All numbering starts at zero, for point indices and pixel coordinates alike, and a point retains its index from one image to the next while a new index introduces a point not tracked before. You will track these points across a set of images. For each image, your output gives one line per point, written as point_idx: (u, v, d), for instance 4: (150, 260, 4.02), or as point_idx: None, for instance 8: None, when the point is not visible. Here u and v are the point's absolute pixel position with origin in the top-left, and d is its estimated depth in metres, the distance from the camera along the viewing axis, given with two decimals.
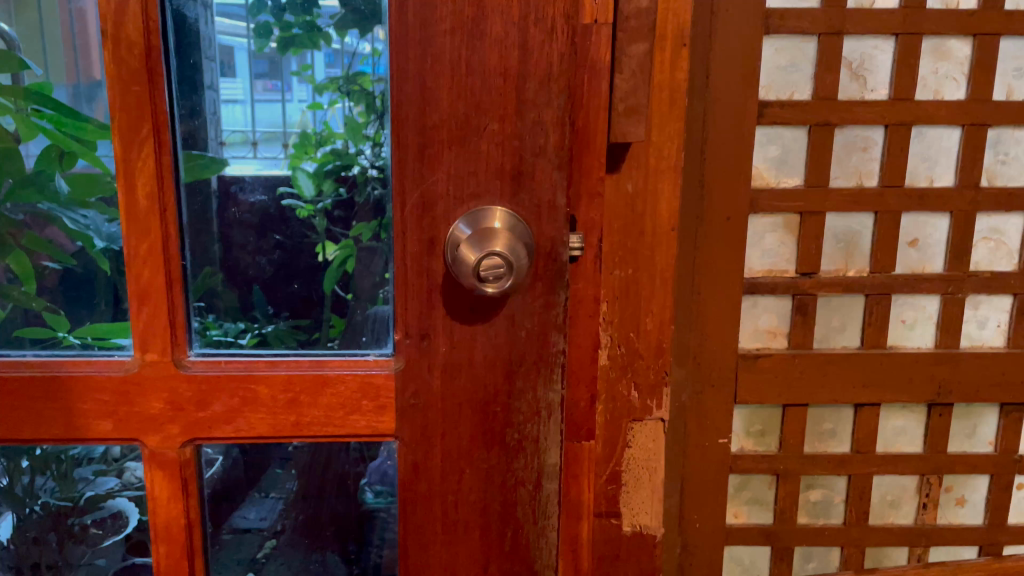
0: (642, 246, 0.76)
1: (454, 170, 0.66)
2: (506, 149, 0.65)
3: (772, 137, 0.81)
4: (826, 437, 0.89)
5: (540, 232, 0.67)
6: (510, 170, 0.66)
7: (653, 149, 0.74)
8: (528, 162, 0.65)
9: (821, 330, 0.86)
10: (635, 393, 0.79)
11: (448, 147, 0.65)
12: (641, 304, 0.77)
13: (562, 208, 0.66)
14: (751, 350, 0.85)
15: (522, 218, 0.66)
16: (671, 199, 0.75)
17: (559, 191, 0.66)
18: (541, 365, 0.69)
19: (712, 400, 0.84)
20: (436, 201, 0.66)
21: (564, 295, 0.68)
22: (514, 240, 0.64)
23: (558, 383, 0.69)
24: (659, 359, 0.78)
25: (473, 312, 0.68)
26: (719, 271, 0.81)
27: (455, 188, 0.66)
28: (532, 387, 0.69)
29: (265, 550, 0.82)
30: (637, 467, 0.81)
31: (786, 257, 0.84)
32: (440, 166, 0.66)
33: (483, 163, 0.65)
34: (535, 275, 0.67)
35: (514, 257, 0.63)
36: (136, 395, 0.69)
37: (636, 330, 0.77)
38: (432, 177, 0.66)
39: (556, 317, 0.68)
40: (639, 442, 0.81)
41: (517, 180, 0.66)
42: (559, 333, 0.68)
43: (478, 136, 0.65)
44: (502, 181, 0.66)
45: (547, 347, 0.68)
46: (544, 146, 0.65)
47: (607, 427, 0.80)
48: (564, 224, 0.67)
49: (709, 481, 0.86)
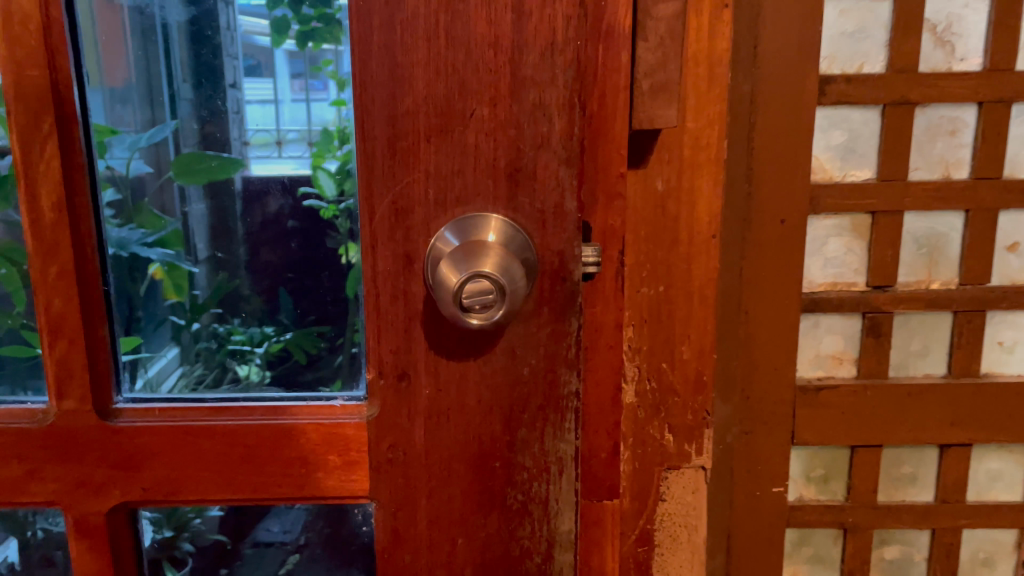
0: (675, 257, 0.62)
1: (435, 168, 0.51)
2: (500, 141, 0.51)
3: (837, 120, 0.66)
4: (904, 483, 0.73)
5: (544, 244, 0.52)
6: (505, 168, 0.51)
7: (689, 137, 0.60)
8: (527, 156, 0.51)
9: (897, 355, 0.70)
10: (670, 437, 0.65)
11: (425, 140, 0.51)
12: (675, 328, 0.63)
13: (573, 214, 0.52)
14: (812, 380, 0.69)
15: (519, 226, 0.52)
16: (712, 198, 0.61)
17: (569, 191, 0.52)
18: (547, 411, 0.55)
19: (764, 442, 0.69)
20: (412, 209, 0.52)
21: (578, 323, 0.54)
22: (509, 258, 0.49)
23: (572, 431, 0.55)
24: (698, 396, 0.64)
25: (463, 343, 0.54)
26: (772, 286, 0.66)
27: (436, 190, 0.52)
28: (538, 438, 0.55)
29: (293, 563, 0.70)
30: (673, 525, 0.67)
31: (853, 267, 0.68)
32: (416, 163, 0.51)
33: (470, 160, 0.51)
34: (540, 299, 0.53)
35: (508, 280, 0.48)
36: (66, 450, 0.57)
37: (669, 359, 0.63)
38: (406, 178, 0.52)
39: (567, 352, 0.54)
40: (674, 494, 0.67)
41: (514, 179, 0.51)
42: (575, 371, 0.55)
43: (463, 124, 0.51)
44: (496, 180, 0.51)
45: (557, 388, 0.54)
46: (548, 134, 0.51)
47: (636, 476, 0.65)
48: (577, 233, 0.53)
49: (761, 537, 0.71)
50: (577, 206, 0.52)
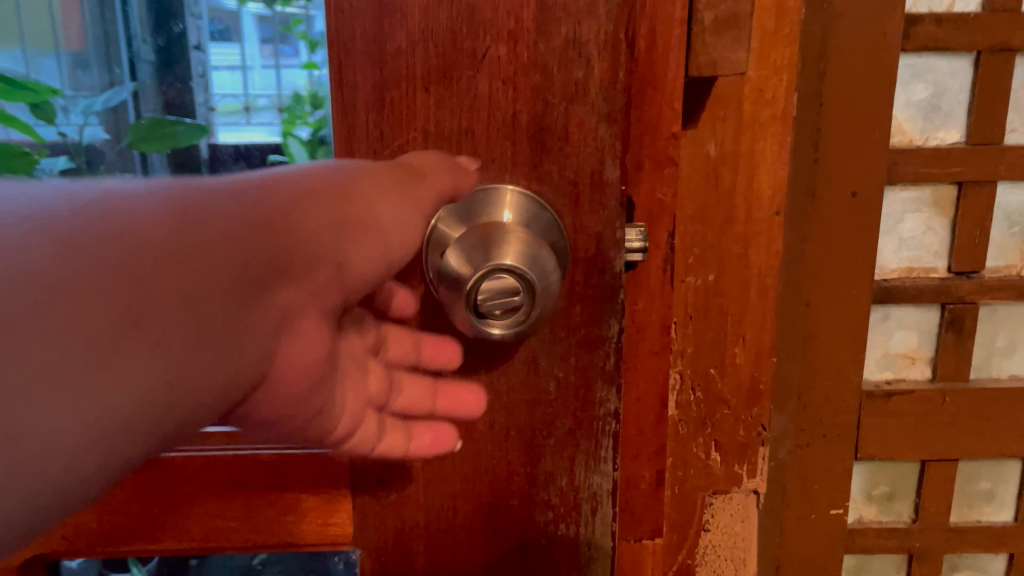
0: (729, 240, 0.50)
1: (438, 125, 0.30)
2: (520, 89, 0.29)
3: (920, 71, 0.54)
4: (979, 501, 0.62)
5: (576, 226, 0.31)
6: (530, 124, 0.30)
7: (750, 88, 0.48)
8: (554, 108, 0.30)
9: (979, 354, 0.60)
10: (717, 457, 0.54)
11: (424, 87, 0.29)
12: (727, 325, 0.51)
13: (616, 187, 0.31)
14: (880, 385, 0.59)
15: (547, 204, 0.30)
16: (776, 166, 0.49)
17: (610, 158, 0.30)
18: (576, 437, 0.33)
19: (822, 458, 0.58)
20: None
21: (620, 326, 0.32)
22: (538, 241, 0.29)
23: (610, 463, 0.34)
24: (753, 408, 0.53)
25: (465, 352, 0.32)
26: (837, 274, 0.54)
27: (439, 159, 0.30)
28: (566, 470, 0.34)
29: None
30: (716, 559, 0.56)
31: (932, 250, 0.57)
32: (410, 116, 0.30)
33: (480, 113, 0.30)
34: (569, 294, 0.32)
35: (543, 275, 0.28)
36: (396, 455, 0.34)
37: (718, 364, 0.52)
38: (397, 142, 0.30)
39: (603, 362, 0.33)
40: (720, 523, 0.56)
41: (539, 143, 0.30)
42: (614, 390, 0.33)
43: (471, 66, 0.29)
44: (515, 144, 0.30)
45: (591, 405, 0.33)
46: (586, 79, 0.29)
47: (676, 502, 0.54)
48: (623, 211, 0.31)
49: (814, 566, 0.61)
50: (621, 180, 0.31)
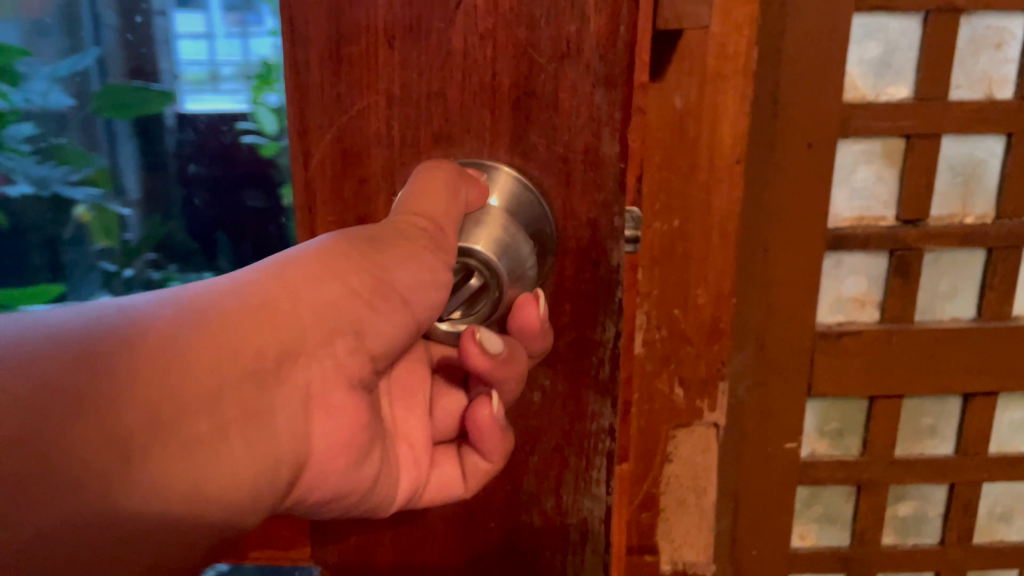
0: (693, 187, 0.53)
1: (405, 87, 0.26)
2: (500, 44, 0.25)
3: (872, 30, 0.58)
4: (922, 436, 0.67)
5: (563, 211, 0.27)
6: (511, 91, 0.26)
7: (714, 44, 0.51)
8: (539, 70, 0.26)
9: (924, 298, 0.64)
10: (680, 392, 0.58)
11: (385, 39, 0.25)
12: (691, 268, 0.55)
13: (613, 164, 0.27)
14: (831, 325, 0.63)
15: (538, 194, 0.27)
16: (738, 118, 0.52)
17: (608, 130, 0.26)
18: (562, 455, 0.30)
19: (779, 395, 0.62)
20: (367, 155, 0.27)
21: (617, 328, 0.29)
22: (508, 229, 0.27)
23: (603, 485, 0.30)
24: (714, 345, 0.57)
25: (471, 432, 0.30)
26: (796, 221, 0.58)
27: (404, 129, 0.27)
28: (552, 494, 0.31)
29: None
30: (680, 488, 0.60)
31: (882, 200, 0.61)
32: (372, 81, 0.26)
33: (451, 75, 0.26)
34: (557, 290, 0.28)
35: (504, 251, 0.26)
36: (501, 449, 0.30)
37: (683, 305, 0.56)
38: (356, 106, 0.26)
39: (597, 369, 0.29)
40: (683, 456, 0.60)
41: (522, 112, 0.26)
42: (608, 401, 0.30)
43: (442, 17, 0.25)
44: (494, 112, 0.26)
45: (580, 421, 0.30)
46: (581, 33, 0.25)
47: (640, 435, 0.58)
48: (621, 195, 0.27)
49: (771, 496, 0.65)
50: (622, 155, 0.27)
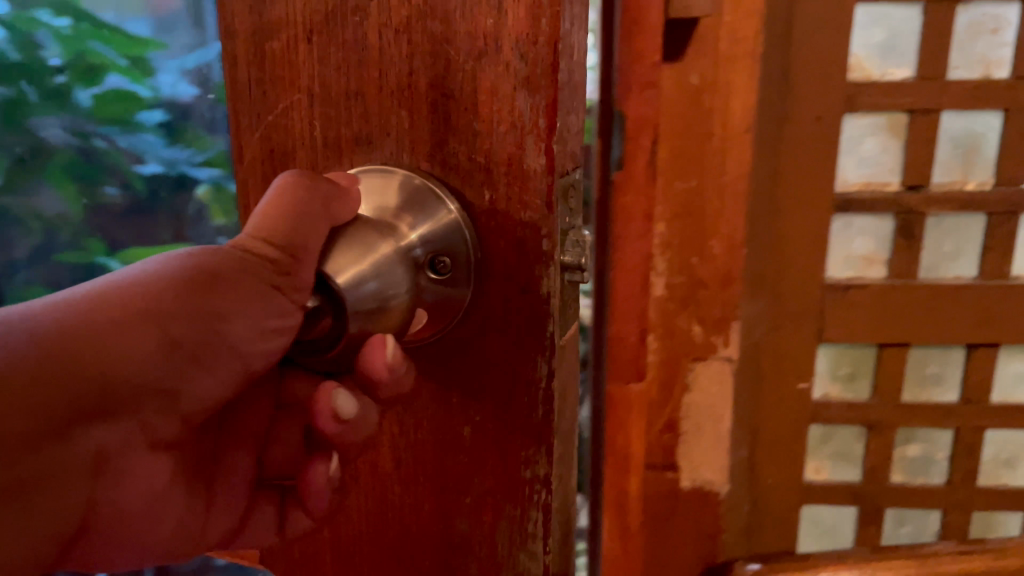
0: (707, 153, 0.62)
1: (323, 84, 0.25)
2: (414, 40, 0.23)
3: (878, 18, 0.64)
4: (929, 383, 0.74)
5: (487, 232, 0.24)
6: (427, 90, 0.24)
7: (726, 31, 0.60)
8: (457, 69, 0.23)
9: (929, 258, 0.71)
10: (698, 328, 0.67)
11: (304, 37, 0.25)
12: (707, 223, 0.64)
13: (541, 181, 0.23)
14: (841, 280, 0.70)
15: (465, 220, 0.24)
16: (747, 95, 0.61)
17: (533, 140, 0.23)
18: (496, 499, 0.26)
19: (793, 338, 0.71)
20: (294, 157, 0.26)
21: (550, 367, 0.24)
22: (368, 255, 0.23)
23: (541, 542, 0.26)
24: (727, 290, 0.66)
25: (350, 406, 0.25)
26: (805, 184, 0.67)
27: (326, 130, 0.25)
28: (487, 542, 0.26)
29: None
30: (697, 415, 0.69)
31: (887, 168, 0.69)
32: (301, 77, 0.25)
33: (370, 73, 0.24)
34: (485, 317, 0.24)
35: (354, 278, 0.22)
36: (390, 481, 0.27)
37: (700, 254, 0.65)
38: (280, 107, 0.26)
39: (530, 409, 0.25)
40: (701, 386, 0.69)
41: (440, 114, 0.24)
42: (543, 450, 0.25)
43: (357, 11, 0.24)
44: (414, 113, 0.24)
45: (515, 412, 0.25)
46: (498, 26, 0.22)
47: (663, 366, 0.68)
48: (553, 213, 0.23)
49: (787, 430, 0.74)
50: (549, 170, 0.23)
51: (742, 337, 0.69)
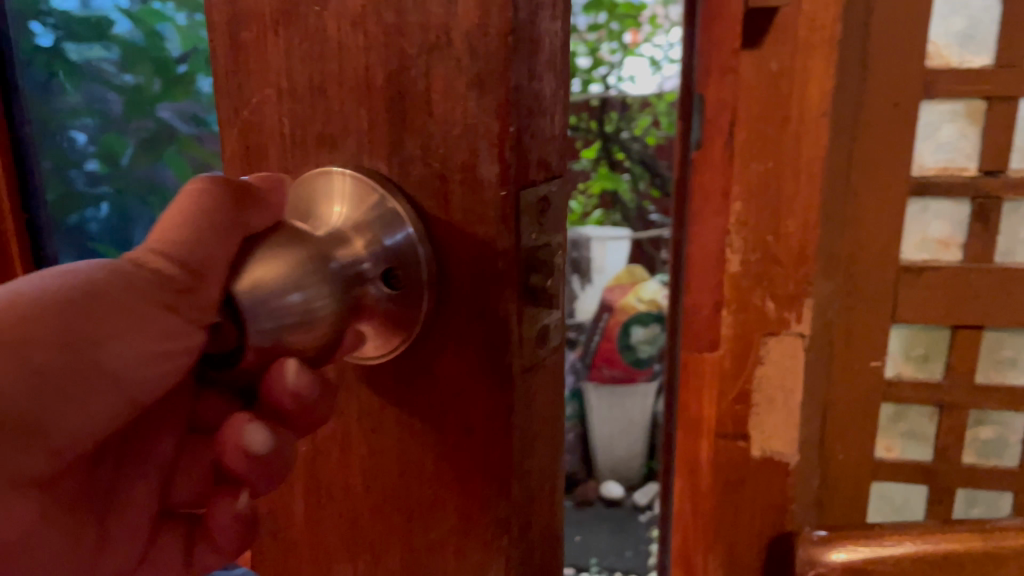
0: (785, 137, 0.61)
1: (290, 78, 0.22)
2: (370, 33, 0.20)
3: (957, 6, 0.62)
4: (1004, 367, 0.71)
5: (445, 240, 0.20)
6: (384, 85, 0.20)
7: (805, 19, 0.58)
8: (412, 66, 0.20)
9: (1005, 241, 0.67)
10: (771, 304, 0.65)
11: (272, 27, 0.21)
12: (782, 205, 0.62)
13: (494, 192, 0.19)
14: (915, 263, 0.68)
15: (415, 223, 0.20)
16: (826, 78, 0.59)
17: (485, 146, 0.19)
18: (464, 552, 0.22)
19: (865, 319, 0.69)
20: (268, 154, 0.23)
21: (511, 402, 0.21)
22: (278, 264, 0.18)
23: None
24: (801, 268, 0.64)
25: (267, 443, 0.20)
26: (881, 164, 0.65)
27: (295, 128, 0.22)
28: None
29: None
30: (770, 387, 0.67)
31: (965, 153, 0.65)
32: (266, 69, 0.22)
33: (333, 65, 0.21)
34: (442, 331, 0.21)
35: (268, 280, 0.18)
36: (350, 495, 0.24)
37: (774, 233, 0.63)
38: (253, 101, 0.23)
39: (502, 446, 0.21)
40: (773, 359, 0.66)
41: (397, 112, 0.20)
42: (504, 493, 0.21)
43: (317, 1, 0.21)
44: (372, 112, 0.20)
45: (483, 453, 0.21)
46: (450, 18, 0.19)
47: (737, 341, 0.67)
48: (513, 222, 0.20)
49: (857, 408, 0.72)
50: (503, 182, 0.19)
51: (816, 315, 0.67)
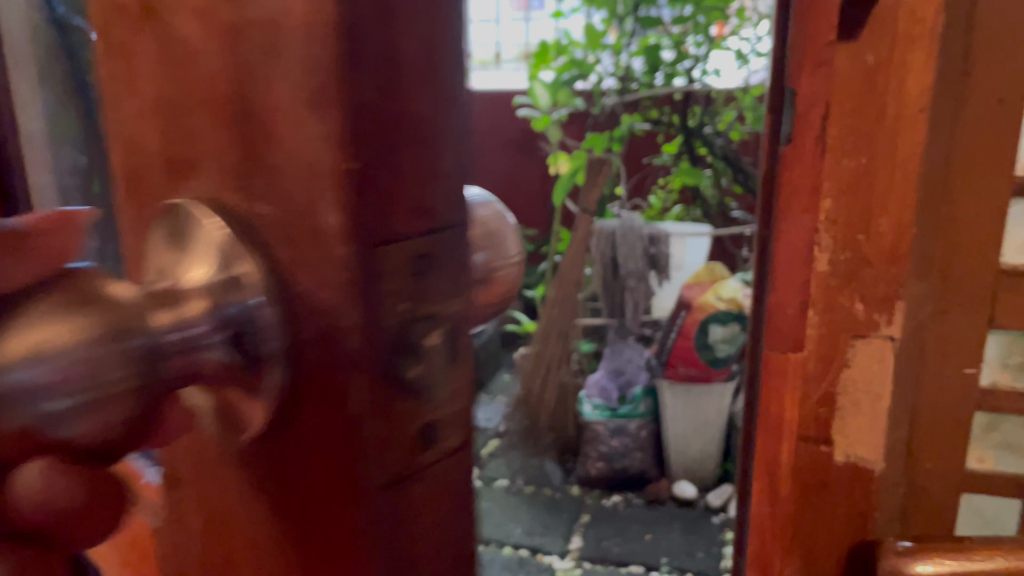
0: (880, 132, 0.55)
1: (143, 84, 0.17)
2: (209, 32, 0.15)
3: None
4: None
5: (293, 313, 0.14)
6: (228, 99, 0.15)
7: (905, 11, 0.52)
8: (253, 79, 0.14)
9: None
10: (861, 306, 0.59)
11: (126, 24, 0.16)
12: (873, 204, 0.56)
13: (337, 251, 0.14)
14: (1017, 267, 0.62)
15: (265, 291, 0.14)
16: (928, 72, 0.53)
17: (330, 190, 0.14)
18: None
19: (960, 326, 0.64)
20: (142, 180, 0.18)
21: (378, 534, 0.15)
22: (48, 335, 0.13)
23: None
24: (894, 269, 0.57)
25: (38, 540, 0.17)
26: (986, 160, 0.59)
27: (154, 146, 0.17)
28: None
29: None
30: (856, 391, 0.61)
31: None
32: (131, 71, 0.17)
33: (183, 71, 0.16)
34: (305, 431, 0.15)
35: (33, 362, 0.12)
36: None
37: (866, 232, 0.57)
38: (125, 112, 0.17)
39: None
40: (861, 362, 0.60)
41: (245, 137, 0.15)
42: None
43: None
44: (220, 136, 0.15)
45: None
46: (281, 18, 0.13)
47: (821, 341, 0.61)
48: (367, 299, 0.14)
49: (947, 419, 0.67)
50: (347, 235, 0.14)
51: (907, 317, 0.60)
